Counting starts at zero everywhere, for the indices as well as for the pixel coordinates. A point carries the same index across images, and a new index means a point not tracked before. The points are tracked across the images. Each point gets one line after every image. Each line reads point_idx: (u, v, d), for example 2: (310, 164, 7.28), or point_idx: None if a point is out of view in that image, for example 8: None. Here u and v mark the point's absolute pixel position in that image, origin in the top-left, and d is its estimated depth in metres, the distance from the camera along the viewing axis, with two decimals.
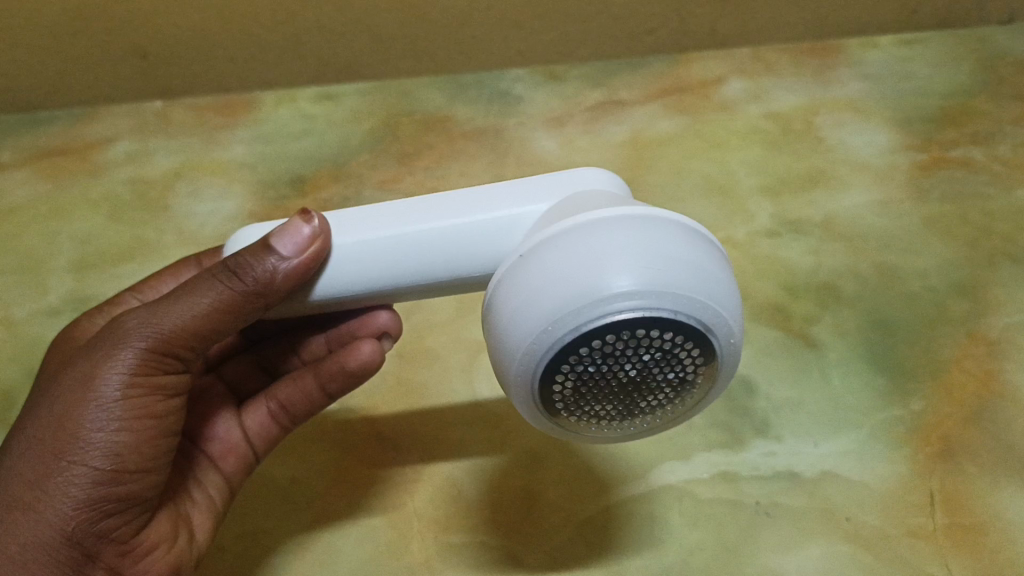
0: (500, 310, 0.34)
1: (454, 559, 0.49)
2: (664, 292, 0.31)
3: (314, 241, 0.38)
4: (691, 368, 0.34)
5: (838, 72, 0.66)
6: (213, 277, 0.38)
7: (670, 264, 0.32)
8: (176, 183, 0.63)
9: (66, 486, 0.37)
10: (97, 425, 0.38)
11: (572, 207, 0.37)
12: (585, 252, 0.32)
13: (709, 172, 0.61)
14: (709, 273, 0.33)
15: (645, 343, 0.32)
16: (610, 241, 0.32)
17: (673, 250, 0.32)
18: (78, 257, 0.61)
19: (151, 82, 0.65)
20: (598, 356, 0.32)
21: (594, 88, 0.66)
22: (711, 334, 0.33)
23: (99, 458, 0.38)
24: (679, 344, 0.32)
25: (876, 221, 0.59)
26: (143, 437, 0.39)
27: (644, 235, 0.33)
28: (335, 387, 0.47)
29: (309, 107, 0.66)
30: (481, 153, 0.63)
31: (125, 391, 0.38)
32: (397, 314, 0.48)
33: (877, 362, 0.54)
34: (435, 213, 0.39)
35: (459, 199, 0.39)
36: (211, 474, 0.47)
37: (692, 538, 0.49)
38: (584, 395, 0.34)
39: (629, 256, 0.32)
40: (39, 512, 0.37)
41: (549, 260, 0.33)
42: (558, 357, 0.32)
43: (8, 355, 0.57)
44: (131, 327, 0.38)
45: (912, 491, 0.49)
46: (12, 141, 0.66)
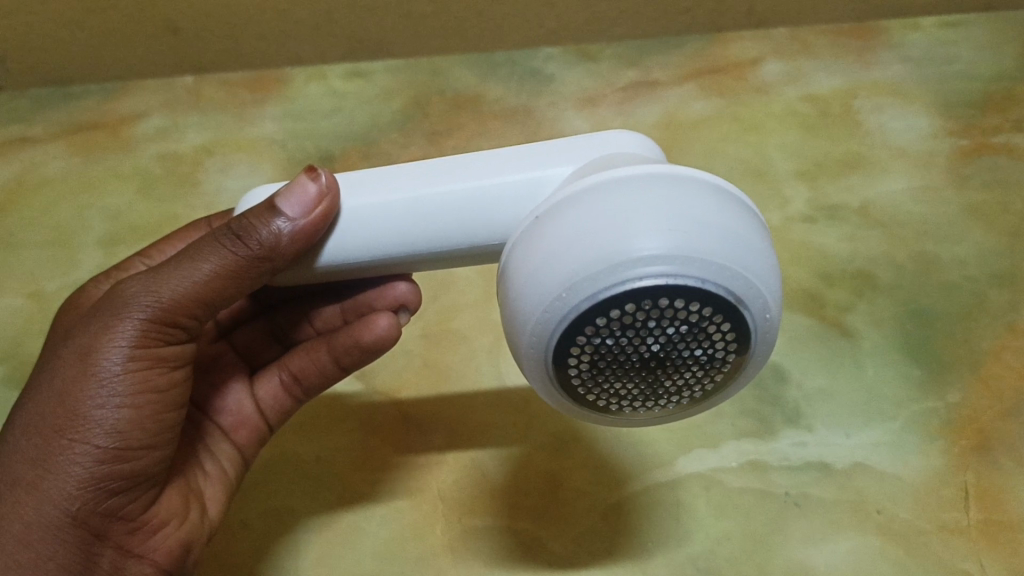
0: (513, 280, 0.33)
1: (476, 541, 0.49)
2: (689, 258, 0.30)
3: (321, 201, 0.37)
4: (721, 346, 0.32)
5: (878, 55, 0.65)
6: (217, 241, 0.38)
7: (695, 228, 0.30)
8: (206, 160, 0.64)
9: (67, 465, 0.36)
10: (101, 400, 0.37)
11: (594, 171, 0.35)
12: (602, 215, 0.31)
13: (744, 155, 0.60)
14: (740, 239, 0.31)
15: (668, 315, 0.30)
16: (629, 203, 0.31)
17: (700, 214, 0.31)
18: (109, 231, 0.61)
19: (184, 58, 0.66)
20: (616, 327, 0.31)
21: (628, 69, 0.65)
22: (743, 307, 0.31)
23: (101, 435, 0.37)
24: (707, 318, 0.31)
25: (913, 208, 0.58)
26: (145, 413, 0.38)
27: (668, 197, 0.31)
28: (349, 360, 0.47)
29: (340, 84, 0.66)
30: (512, 134, 0.62)
31: (127, 364, 0.37)
32: (416, 287, 0.47)
33: (913, 351, 0.53)
34: (452, 175, 0.38)
35: (478, 162, 0.38)
36: (223, 445, 0.47)
37: (719, 527, 0.48)
38: (604, 371, 0.33)
39: (650, 220, 0.30)
40: (42, 492, 0.36)
41: (564, 225, 0.32)
42: (571, 329, 0.31)
43: (39, 327, 0.57)
44: (130, 297, 0.38)
45: (946, 484, 0.48)
46: (46, 115, 0.66)
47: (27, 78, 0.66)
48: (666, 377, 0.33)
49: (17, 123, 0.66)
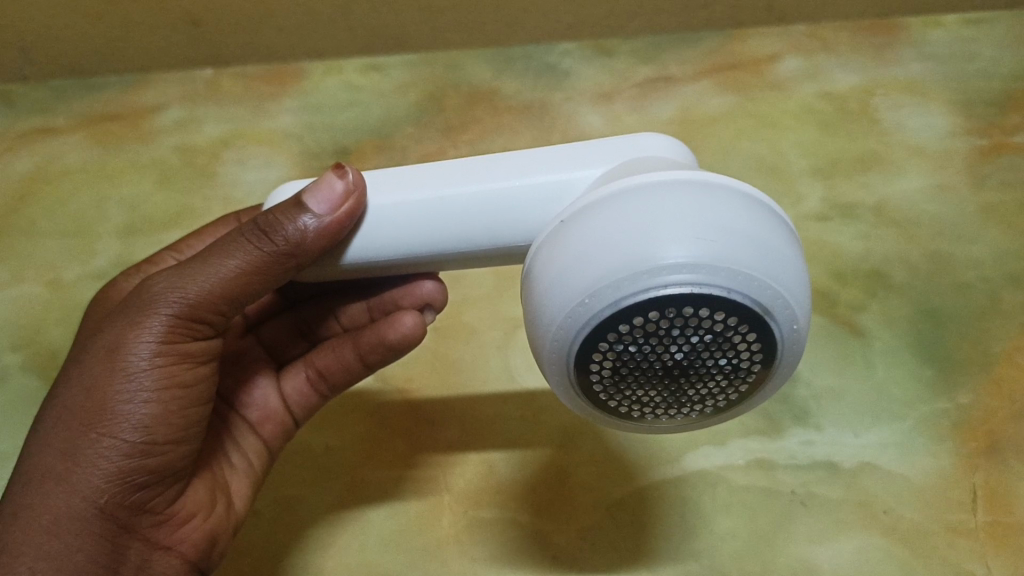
0: (537, 283, 0.34)
1: (482, 533, 0.49)
2: (717, 267, 0.30)
3: (348, 198, 0.38)
4: (746, 356, 0.32)
5: (898, 52, 0.64)
6: (243, 236, 0.38)
7: (722, 237, 0.30)
8: (223, 152, 0.64)
9: (96, 458, 0.37)
10: (128, 395, 0.38)
11: (623, 174, 0.36)
12: (630, 221, 0.31)
13: (759, 153, 0.60)
14: (769, 248, 0.31)
15: (693, 324, 0.30)
16: (657, 210, 0.31)
17: (729, 222, 0.31)
18: (127, 221, 0.62)
19: (203, 50, 0.66)
20: (639, 335, 0.31)
21: (644, 64, 0.65)
22: (769, 318, 0.31)
23: (128, 430, 0.38)
24: (732, 328, 0.31)
25: (930, 207, 0.57)
26: (171, 408, 0.39)
27: (697, 204, 0.31)
28: (375, 358, 0.47)
29: (356, 77, 0.67)
30: (526, 129, 0.63)
31: (154, 359, 0.38)
32: (442, 285, 0.47)
33: (924, 352, 0.52)
34: (482, 176, 0.38)
35: (508, 164, 0.38)
36: (250, 438, 0.48)
37: (725, 525, 0.48)
38: (626, 378, 0.33)
39: (679, 227, 0.31)
40: (71, 483, 0.37)
41: (590, 230, 0.32)
42: (594, 336, 0.31)
43: (59, 315, 0.59)
44: (158, 293, 0.38)
45: (954, 486, 0.48)
46: (68, 105, 0.68)
47: (49, 70, 0.67)
48: (688, 385, 0.33)
49: (40, 114, 0.67)
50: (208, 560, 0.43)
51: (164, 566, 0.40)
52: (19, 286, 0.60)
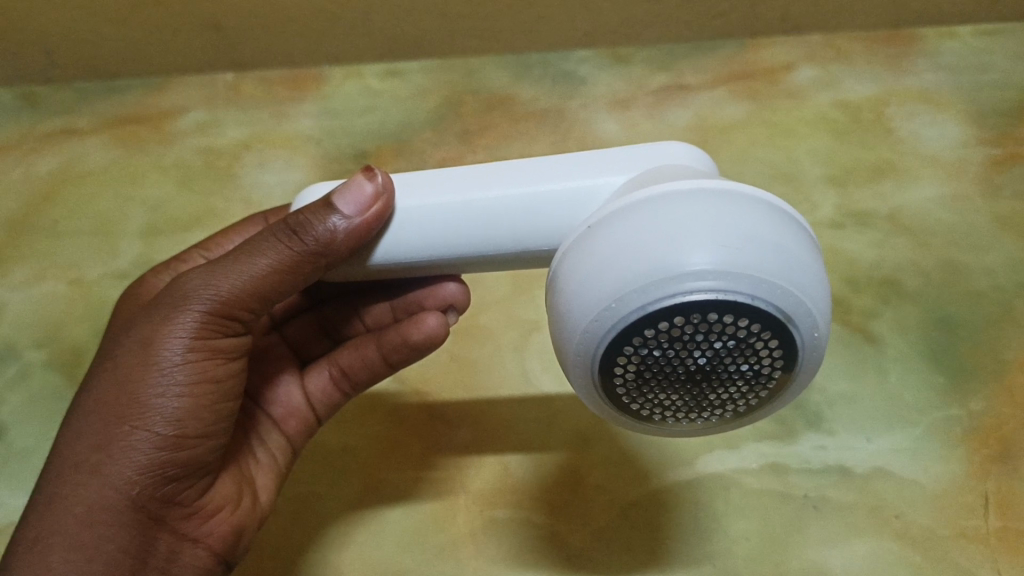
0: (562, 287, 0.34)
1: (499, 533, 0.50)
2: (741, 273, 0.30)
3: (377, 200, 0.39)
4: (768, 362, 0.33)
5: (913, 62, 0.65)
6: (274, 236, 0.39)
7: (747, 244, 0.31)
8: (244, 154, 0.65)
9: (129, 451, 0.38)
10: (161, 389, 0.39)
11: (650, 179, 0.36)
12: (656, 226, 0.32)
13: (774, 161, 0.61)
14: (792, 256, 0.32)
15: (717, 329, 0.31)
16: (682, 217, 0.32)
17: (753, 228, 0.32)
18: (149, 222, 0.63)
19: (225, 54, 0.67)
20: (664, 339, 0.32)
21: (660, 72, 0.66)
22: (792, 325, 0.32)
23: (161, 423, 0.38)
24: (755, 334, 0.32)
25: (943, 216, 0.58)
26: (202, 403, 0.40)
27: (722, 211, 0.32)
28: (398, 358, 0.48)
29: (376, 83, 0.68)
30: (543, 135, 0.63)
31: (186, 355, 0.39)
32: (465, 287, 0.48)
33: (937, 359, 0.53)
34: (510, 180, 0.39)
35: (535, 169, 0.39)
36: (274, 435, 0.49)
37: (738, 527, 0.49)
38: (649, 382, 0.34)
39: (705, 232, 0.31)
40: (105, 475, 0.38)
41: (616, 234, 0.33)
42: (619, 339, 0.32)
43: (81, 313, 0.59)
44: (190, 291, 0.39)
45: (966, 492, 0.49)
46: (91, 107, 0.69)
47: (74, 72, 0.69)
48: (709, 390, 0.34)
49: (64, 116, 0.69)
50: (235, 553, 0.43)
51: (192, 559, 0.41)
52: (42, 285, 0.61)
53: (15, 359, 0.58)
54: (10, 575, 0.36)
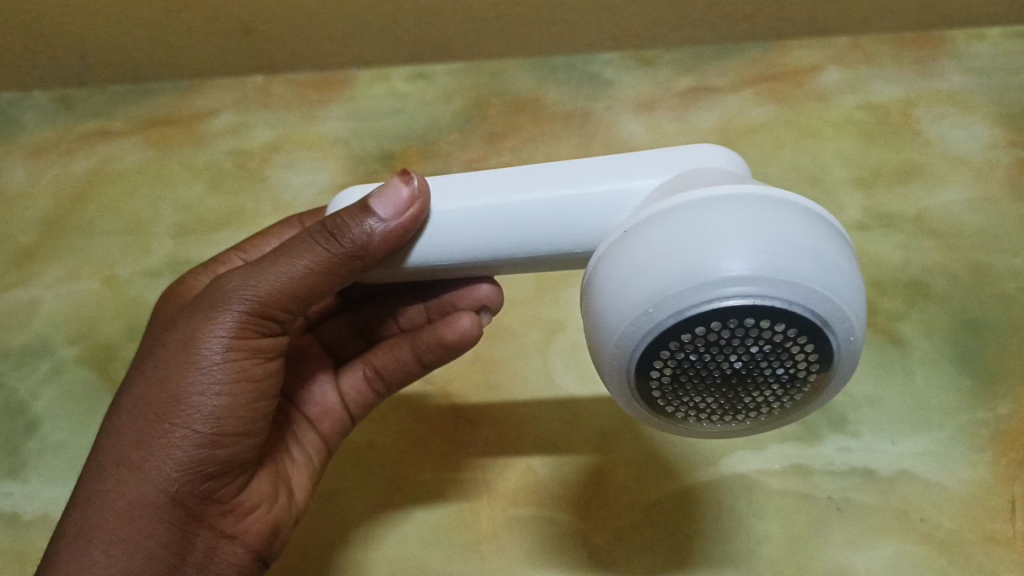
0: (598, 291, 0.35)
1: (523, 530, 0.51)
2: (778, 279, 0.31)
3: (413, 204, 0.39)
4: (804, 366, 0.33)
5: (941, 64, 0.65)
6: (312, 238, 0.40)
7: (783, 249, 0.31)
8: (273, 156, 0.67)
9: (169, 448, 0.39)
10: (200, 387, 0.40)
11: (686, 182, 0.37)
12: (691, 232, 0.32)
13: (799, 163, 0.61)
14: (828, 261, 0.32)
15: (754, 335, 0.31)
16: (719, 222, 0.32)
17: (789, 234, 0.32)
18: (180, 222, 0.65)
19: (255, 57, 0.69)
20: (701, 344, 0.32)
21: (685, 75, 0.66)
22: (828, 330, 0.32)
23: (200, 421, 0.39)
24: (792, 339, 0.32)
25: (971, 218, 0.58)
26: (240, 401, 0.41)
27: (758, 217, 0.32)
28: (431, 358, 0.49)
29: (403, 86, 0.69)
30: (569, 137, 0.64)
31: (226, 354, 0.40)
32: (499, 288, 0.48)
33: (964, 362, 0.53)
34: (547, 183, 0.39)
35: (570, 173, 0.39)
36: (309, 434, 0.50)
37: (761, 528, 0.49)
38: (684, 385, 0.34)
39: (742, 238, 0.32)
40: (145, 471, 0.39)
41: (652, 239, 0.33)
42: (654, 342, 0.33)
43: (112, 312, 0.61)
44: (230, 291, 0.40)
45: (993, 495, 0.49)
46: (125, 110, 0.71)
47: (109, 75, 0.71)
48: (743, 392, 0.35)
49: (98, 117, 0.70)
50: (271, 550, 0.45)
51: (229, 555, 0.42)
52: (77, 283, 0.62)
53: (50, 354, 0.59)
54: (56, 566, 0.38)
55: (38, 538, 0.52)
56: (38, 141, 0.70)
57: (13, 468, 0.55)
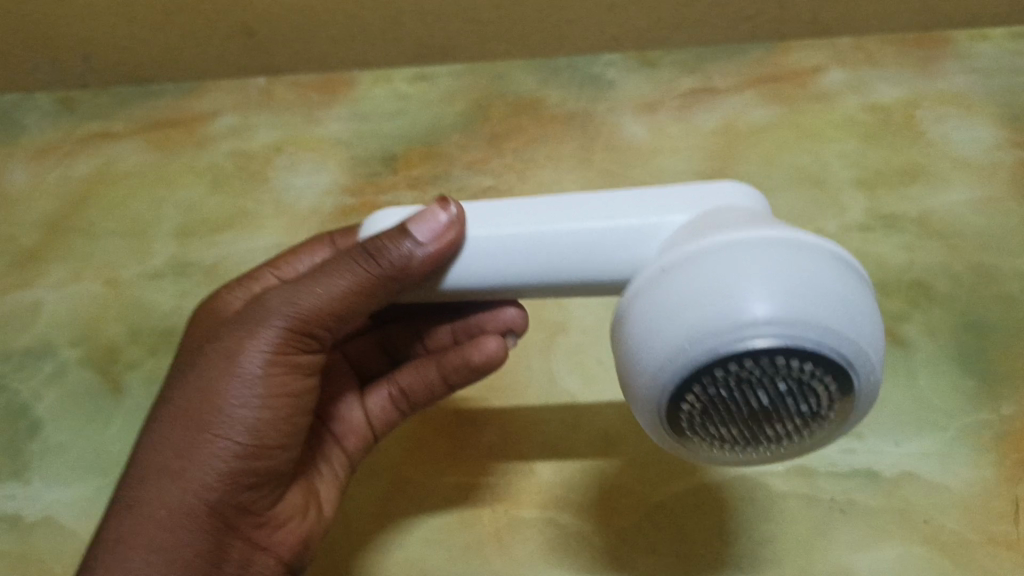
0: (633, 323, 0.34)
1: (525, 532, 0.50)
2: (809, 321, 0.31)
3: (450, 228, 0.39)
4: (827, 404, 0.33)
5: (944, 65, 0.65)
6: (352, 258, 0.40)
7: (815, 291, 0.31)
8: (275, 158, 0.67)
9: (209, 458, 0.40)
10: (241, 400, 0.40)
11: (716, 218, 0.36)
12: (724, 272, 0.32)
13: (801, 163, 0.61)
14: (856, 303, 0.33)
15: (783, 372, 0.31)
16: (753, 263, 0.32)
17: (821, 275, 0.32)
18: (182, 223, 0.64)
19: (257, 59, 0.69)
20: (733, 379, 0.32)
21: (687, 76, 0.66)
22: (853, 371, 0.32)
23: (240, 433, 0.40)
24: (818, 378, 0.32)
25: (974, 219, 0.58)
26: (280, 416, 0.41)
27: (792, 257, 0.32)
28: (458, 380, 0.49)
29: (405, 87, 0.69)
30: (571, 138, 0.64)
31: (267, 368, 0.40)
32: (524, 311, 0.48)
33: (968, 363, 0.53)
34: (578, 212, 0.39)
35: (600, 204, 0.39)
36: (335, 453, 0.50)
37: (764, 529, 0.49)
38: (712, 416, 0.34)
39: (777, 278, 0.31)
40: (186, 480, 0.39)
41: (685, 278, 0.33)
42: (683, 376, 0.33)
43: (114, 313, 0.61)
44: (272, 306, 0.40)
45: (997, 497, 0.48)
46: (127, 111, 0.71)
47: (112, 77, 0.71)
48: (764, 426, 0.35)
49: (101, 119, 0.71)
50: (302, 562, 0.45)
51: (263, 566, 0.43)
52: (79, 284, 0.63)
53: (52, 356, 0.59)
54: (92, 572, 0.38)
55: (40, 539, 0.52)
56: (40, 143, 0.70)
57: (17, 469, 0.55)
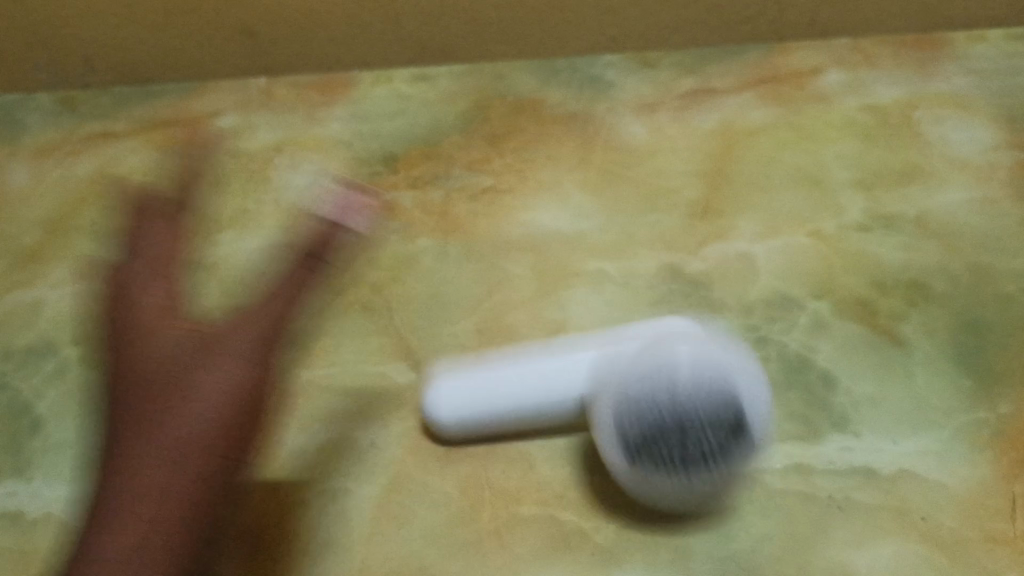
0: (599, 409, 0.49)
1: (524, 528, 0.51)
2: (714, 397, 0.45)
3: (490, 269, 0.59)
4: (734, 448, 0.47)
5: (943, 66, 0.65)
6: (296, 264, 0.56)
7: (720, 378, 0.46)
8: (277, 157, 0.67)
9: (167, 421, 0.50)
10: (198, 379, 0.51)
11: (659, 338, 0.49)
12: (659, 375, 0.46)
13: (800, 164, 0.62)
14: (747, 377, 0.47)
15: (699, 436, 0.45)
16: (678, 369, 0.46)
17: (721, 360, 0.47)
18: (184, 223, 0.65)
19: (258, 59, 0.69)
20: (666, 442, 0.46)
21: (686, 76, 0.66)
22: (747, 427, 0.46)
23: (191, 407, 0.50)
24: (724, 438, 0.46)
25: (972, 219, 0.58)
26: (233, 397, 0.50)
27: (703, 351, 0.47)
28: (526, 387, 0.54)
29: (406, 88, 0.69)
30: (571, 138, 0.65)
31: (216, 356, 0.51)
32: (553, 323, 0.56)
33: (965, 363, 0.53)
34: (561, 350, 0.53)
35: (580, 341, 0.53)
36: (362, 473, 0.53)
37: (761, 526, 0.49)
38: (657, 465, 0.47)
39: (693, 369, 0.46)
40: (151, 438, 0.50)
41: (632, 380, 0.48)
42: (628, 437, 0.48)
43: (116, 311, 0.61)
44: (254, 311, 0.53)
45: (994, 495, 0.49)
46: (128, 111, 0.71)
47: (112, 77, 0.71)
48: (699, 471, 0.47)
49: (102, 118, 0.71)
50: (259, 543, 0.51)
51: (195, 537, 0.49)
52: (81, 283, 0.63)
53: (55, 354, 0.60)
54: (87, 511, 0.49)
55: (44, 536, 0.52)
56: (42, 142, 0.70)
57: (21, 465, 0.55)
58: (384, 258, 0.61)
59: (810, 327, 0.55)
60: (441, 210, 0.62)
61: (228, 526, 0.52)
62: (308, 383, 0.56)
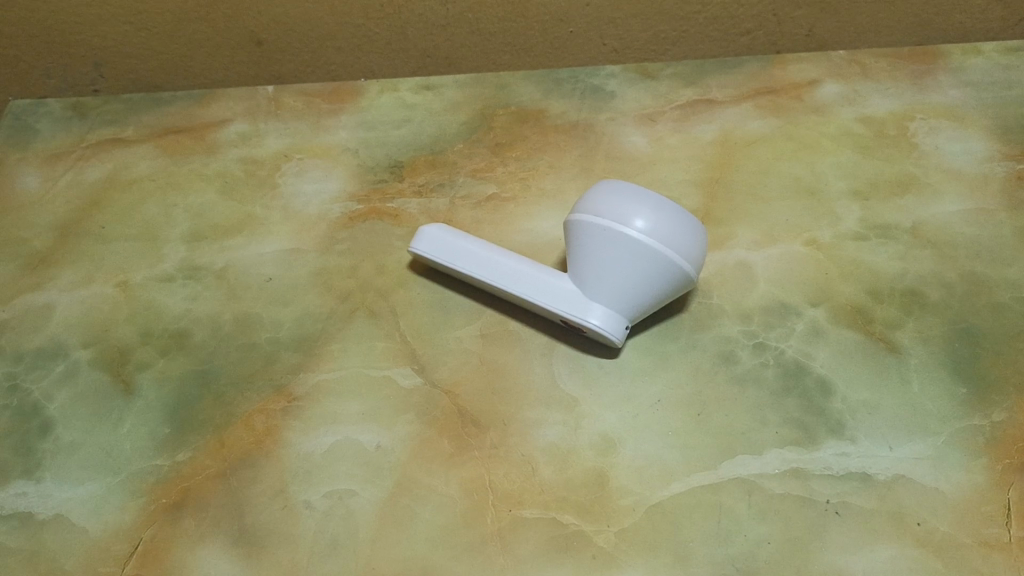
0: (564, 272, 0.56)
1: (526, 531, 0.51)
2: (652, 291, 0.54)
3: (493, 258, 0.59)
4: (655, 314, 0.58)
5: (938, 78, 0.67)
6: None
7: (660, 279, 0.53)
8: (284, 164, 0.68)
9: None
10: None
11: (612, 230, 0.53)
12: (619, 266, 0.54)
13: (796, 174, 0.63)
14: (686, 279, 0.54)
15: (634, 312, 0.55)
16: (631, 263, 0.53)
17: (664, 267, 0.53)
18: (192, 228, 0.66)
19: (266, 68, 0.71)
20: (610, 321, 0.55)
21: (686, 87, 0.68)
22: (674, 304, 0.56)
23: None
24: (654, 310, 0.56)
25: (968, 230, 0.59)
26: None
27: (649, 257, 0.53)
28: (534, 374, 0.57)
29: (411, 96, 0.71)
30: (572, 147, 0.66)
31: None
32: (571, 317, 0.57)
33: (959, 370, 0.54)
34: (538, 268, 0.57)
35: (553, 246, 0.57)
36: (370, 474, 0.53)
37: (761, 530, 0.50)
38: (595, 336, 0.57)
39: (638, 272, 0.53)
40: None
41: (597, 264, 0.55)
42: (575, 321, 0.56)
43: (124, 315, 0.62)
44: None
45: (988, 501, 0.50)
46: (138, 118, 0.72)
47: (123, 84, 0.73)
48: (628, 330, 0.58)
49: (113, 125, 0.72)
50: None
51: None
52: (89, 287, 0.64)
53: (63, 357, 0.60)
54: None
55: (51, 536, 0.53)
56: (52, 148, 0.71)
57: (26, 468, 0.56)
58: (390, 264, 0.62)
59: (807, 333, 0.56)
60: (445, 216, 0.63)
61: (231, 524, 0.52)
62: (318, 386, 0.57)
